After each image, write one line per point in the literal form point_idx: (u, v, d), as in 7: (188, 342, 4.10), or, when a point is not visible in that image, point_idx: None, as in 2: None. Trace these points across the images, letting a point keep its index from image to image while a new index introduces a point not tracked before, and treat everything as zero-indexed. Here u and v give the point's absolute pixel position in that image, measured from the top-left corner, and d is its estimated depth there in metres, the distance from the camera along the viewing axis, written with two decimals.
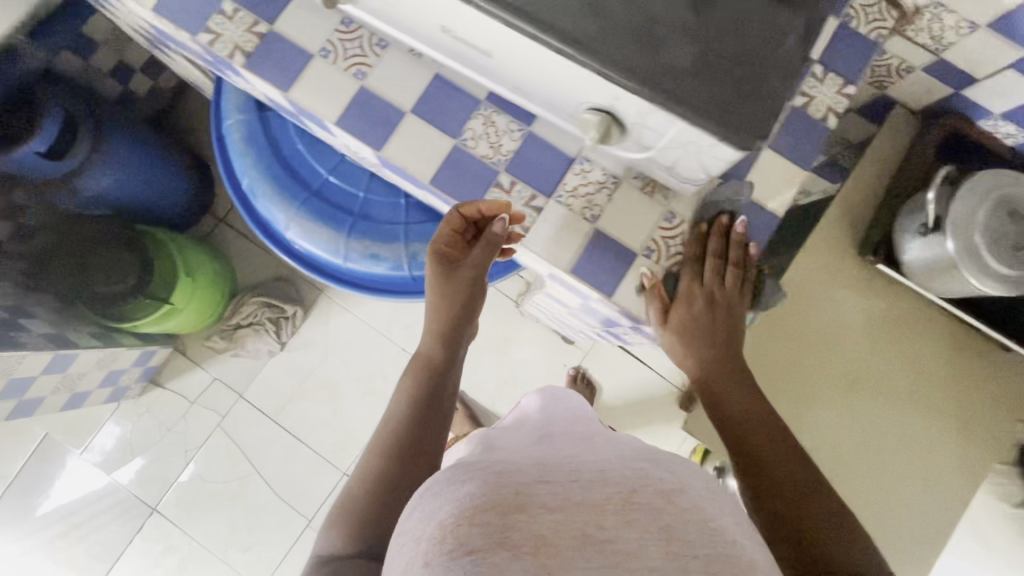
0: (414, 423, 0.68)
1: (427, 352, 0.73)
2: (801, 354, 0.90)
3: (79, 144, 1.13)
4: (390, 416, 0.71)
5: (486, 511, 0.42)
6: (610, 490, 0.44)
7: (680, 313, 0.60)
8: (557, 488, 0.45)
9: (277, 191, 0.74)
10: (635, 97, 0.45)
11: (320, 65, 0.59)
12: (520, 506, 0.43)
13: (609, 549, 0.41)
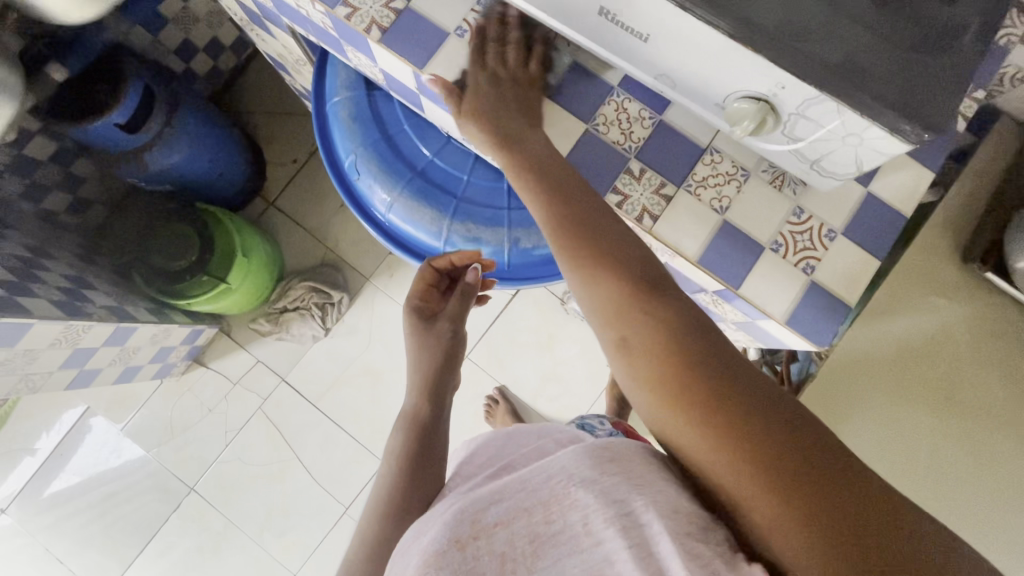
0: (405, 479, 0.63)
1: (410, 408, 0.69)
2: (867, 392, 0.77)
3: (154, 117, 1.13)
4: (381, 480, 0.65)
5: (450, 549, 0.46)
6: (550, 484, 0.46)
7: (474, 93, 0.58)
8: (506, 505, 0.47)
9: (381, 170, 0.74)
10: (809, 86, 0.45)
11: (455, 44, 0.60)
12: (478, 534, 0.47)
13: (557, 545, 0.44)
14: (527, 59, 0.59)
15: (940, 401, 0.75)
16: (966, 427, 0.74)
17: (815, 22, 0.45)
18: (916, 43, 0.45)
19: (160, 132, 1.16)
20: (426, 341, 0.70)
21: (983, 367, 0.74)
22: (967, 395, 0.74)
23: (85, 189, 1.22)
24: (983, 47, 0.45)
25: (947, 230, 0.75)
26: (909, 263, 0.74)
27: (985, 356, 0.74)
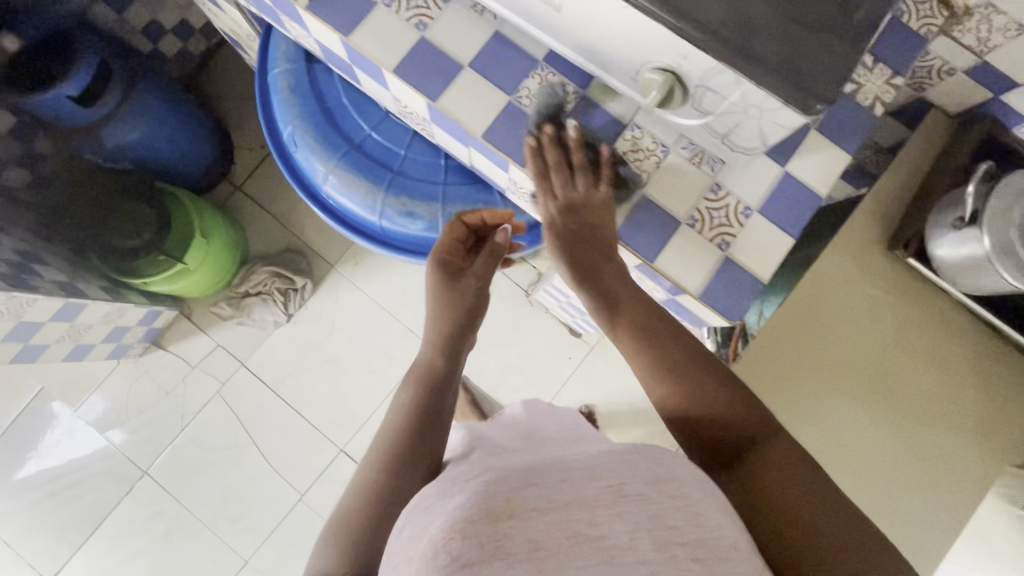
0: (415, 429, 0.60)
1: (427, 362, 0.67)
2: (803, 378, 0.76)
3: (110, 92, 1.13)
4: (384, 432, 0.61)
5: (477, 521, 0.38)
6: (602, 486, 0.42)
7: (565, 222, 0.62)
8: (548, 492, 0.41)
9: (319, 142, 0.74)
10: (708, 56, 0.45)
11: (383, 14, 0.60)
12: (511, 513, 0.39)
13: (602, 549, 0.38)
14: (593, 178, 0.61)
15: (868, 382, 0.76)
16: (892, 413, 0.75)
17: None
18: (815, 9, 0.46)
19: (116, 107, 1.15)
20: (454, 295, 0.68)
21: (905, 352, 0.76)
22: (891, 379, 0.75)
23: (47, 168, 1.16)
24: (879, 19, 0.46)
25: (875, 219, 0.77)
26: (836, 248, 0.76)
27: (906, 340, 0.76)
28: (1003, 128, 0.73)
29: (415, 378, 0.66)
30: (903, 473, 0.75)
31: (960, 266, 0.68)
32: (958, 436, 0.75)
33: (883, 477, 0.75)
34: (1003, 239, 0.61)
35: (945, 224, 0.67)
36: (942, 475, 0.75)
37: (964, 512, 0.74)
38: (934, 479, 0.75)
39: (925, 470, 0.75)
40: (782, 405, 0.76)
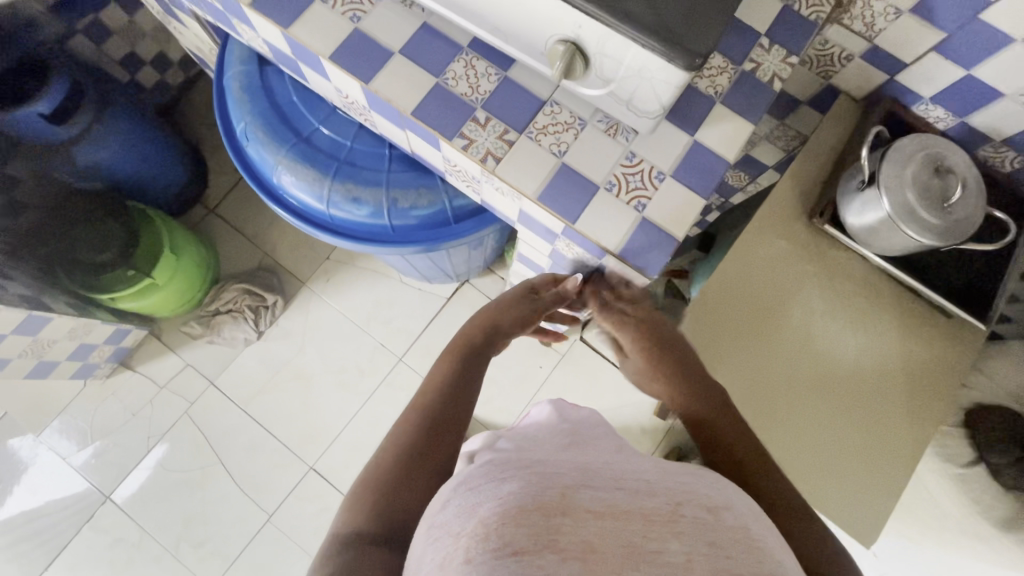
0: (448, 395, 0.63)
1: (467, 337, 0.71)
2: (735, 351, 0.79)
3: (82, 112, 1.18)
4: (423, 399, 0.63)
5: (532, 512, 0.40)
6: (661, 502, 0.43)
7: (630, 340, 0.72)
8: (605, 497, 0.43)
9: (268, 135, 0.79)
10: (596, 22, 0.51)
11: (319, 9, 0.66)
12: (564, 511, 0.41)
13: (650, 561, 0.39)
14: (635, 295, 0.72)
15: (799, 345, 0.79)
16: (820, 383, 0.78)
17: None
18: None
19: (88, 126, 1.20)
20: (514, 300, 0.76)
21: (830, 324, 0.79)
22: (819, 350, 0.79)
23: (24, 193, 1.14)
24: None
25: (797, 194, 0.81)
26: (761, 222, 0.81)
27: (832, 312, 0.80)
28: (904, 108, 0.80)
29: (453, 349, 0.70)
30: (833, 443, 0.77)
31: (871, 230, 0.72)
32: (890, 397, 0.78)
33: (821, 438, 0.77)
34: (898, 198, 0.66)
35: (852, 190, 0.73)
36: (871, 446, 0.77)
37: (894, 481, 0.76)
38: (870, 440, 0.77)
39: (861, 432, 0.77)
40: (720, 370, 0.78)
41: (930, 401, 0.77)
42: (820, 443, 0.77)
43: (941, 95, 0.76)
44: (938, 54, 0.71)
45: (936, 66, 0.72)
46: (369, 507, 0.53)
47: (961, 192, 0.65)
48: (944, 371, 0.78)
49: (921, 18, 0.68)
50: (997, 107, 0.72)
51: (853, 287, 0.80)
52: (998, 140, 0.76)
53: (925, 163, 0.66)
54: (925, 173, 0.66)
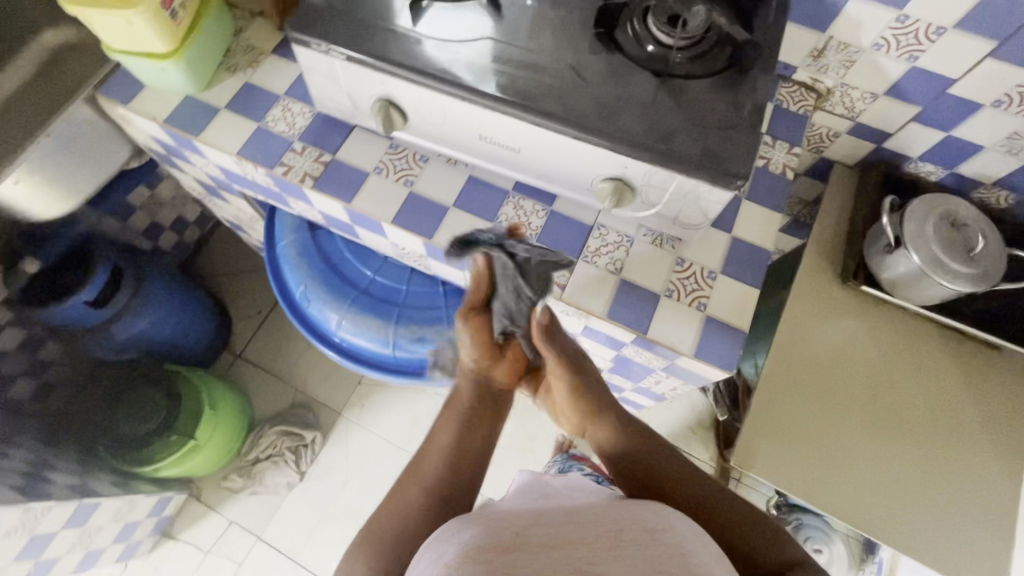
0: (462, 447, 0.61)
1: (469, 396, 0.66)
2: (811, 414, 0.81)
3: (120, 293, 1.22)
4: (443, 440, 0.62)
5: (495, 551, 0.42)
6: (604, 528, 0.45)
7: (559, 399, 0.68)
8: (559, 530, 0.45)
9: (329, 294, 0.83)
10: (643, 163, 0.59)
11: (375, 180, 0.73)
12: (522, 545, 0.43)
13: None
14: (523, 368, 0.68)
15: (871, 404, 0.81)
16: (903, 434, 0.80)
17: (636, 109, 0.60)
18: (703, 109, 0.60)
19: (127, 303, 1.24)
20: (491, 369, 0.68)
21: (897, 372, 0.82)
22: (890, 400, 0.82)
23: (54, 375, 1.12)
24: (760, 106, 0.60)
25: (823, 259, 0.87)
26: (802, 291, 0.86)
27: (894, 360, 0.83)
28: (896, 167, 0.88)
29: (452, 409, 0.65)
30: (932, 499, 0.77)
31: (906, 283, 0.77)
32: (970, 436, 0.80)
33: (921, 494, 0.77)
34: (927, 254, 0.71)
35: (880, 251, 0.78)
36: (964, 489, 0.78)
37: (995, 523, 0.77)
38: (967, 485, 0.78)
39: (956, 479, 0.78)
40: (803, 446, 0.80)
41: (1008, 431, 0.80)
42: (921, 499, 0.77)
43: (927, 154, 0.84)
44: (918, 123, 0.80)
45: (917, 133, 0.81)
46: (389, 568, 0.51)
47: (984, 243, 0.71)
48: (1010, 399, 0.81)
49: (897, 98, 0.78)
50: (980, 157, 0.81)
51: (903, 337, 0.84)
52: (989, 183, 0.84)
53: (942, 219, 0.72)
54: (943, 228, 0.72)
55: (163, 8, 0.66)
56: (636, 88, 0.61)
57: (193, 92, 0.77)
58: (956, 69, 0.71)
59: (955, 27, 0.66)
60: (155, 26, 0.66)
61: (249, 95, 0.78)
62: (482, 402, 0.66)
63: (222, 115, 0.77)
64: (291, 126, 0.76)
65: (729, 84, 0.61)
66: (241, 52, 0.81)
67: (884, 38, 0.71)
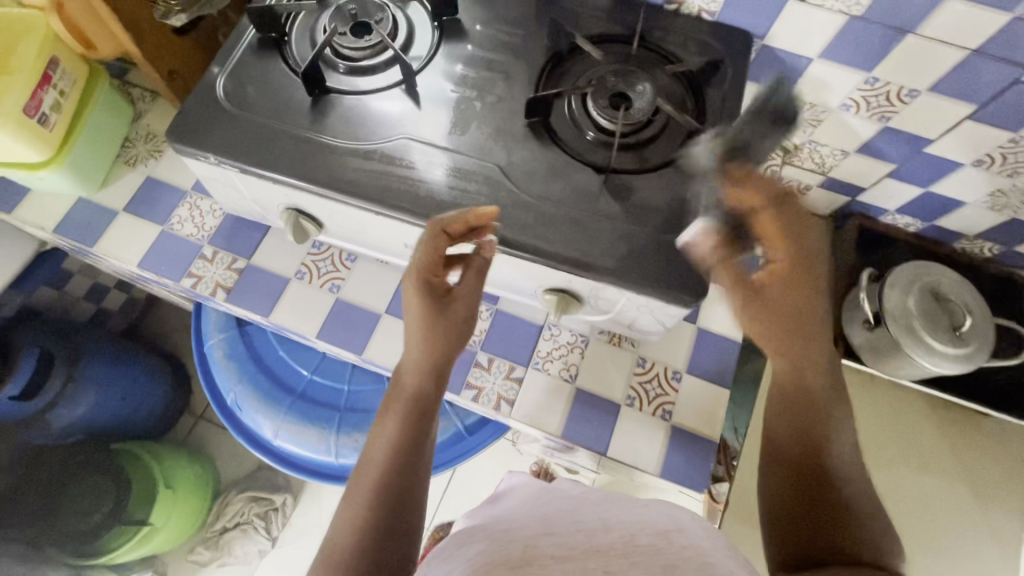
0: (400, 461, 0.52)
1: (413, 392, 0.55)
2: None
3: (52, 381, 1.14)
4: (379, 453, 0.52)
5: (497, 567, 0.37)
6: (613, 536, 0.38)
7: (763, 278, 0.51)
8: (565, 540, 0.38)
9: (263, 401, 0.76)
10: (586, 279, 0.52)
11: (297, 286, 0.65)
12: (529, 560, 0.37)
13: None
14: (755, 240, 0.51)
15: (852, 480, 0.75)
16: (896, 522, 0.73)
17: (576, 215, 0.53)
18: (651, 209, 0.53)
19: (60, 391, 1.15)
20: (447, 335, 0.55)
21: (886, 457, 0.76)
22: (883, 484, 0.75)
23: None
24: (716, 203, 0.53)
25: None
26: None
27: (881, 442, 0.77)
28: (872, 219, 0.82)
29: (395, 408, 0.55)
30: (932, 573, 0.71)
31: (884, 360, 0.71)
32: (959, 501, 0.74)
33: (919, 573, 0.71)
34: (908, 334, 0.65)
35: (857, 324, 0.72)
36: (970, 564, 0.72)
37: None
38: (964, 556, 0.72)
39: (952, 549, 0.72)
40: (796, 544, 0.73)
41: (999, 495, 0.74)
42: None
43: (906, 207, 0.78)
44: (894, 178, 0.73)
45: (894, 188, 0.74)
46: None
47: (971, 320, 0.64)
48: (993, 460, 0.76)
49: (869, 155, 0.71)
50: (962, 212, 0.74)
51: (876, 399, 0.78)
52: (974, 234, 0.77)
53: (924, 293, 0.66)
54: (927, 303, 0.65)
55: (27, 116, 0.58)
56: (576, 188, 0.54)
57: (86, 193, 0.68)
58: (932, 130, 0.64)
59: (929, 90, 0.59)
60: (19, 136, 0.58)
61: (151, 193, 0.69)
62: (425, 398, 0.56)
63: (120, 219, 0.68)
64: (199, 227, 0.68)
65: (682, 176, 0.54)
66: (142, 140, 0.72)
67: (853, 99, 0.64)
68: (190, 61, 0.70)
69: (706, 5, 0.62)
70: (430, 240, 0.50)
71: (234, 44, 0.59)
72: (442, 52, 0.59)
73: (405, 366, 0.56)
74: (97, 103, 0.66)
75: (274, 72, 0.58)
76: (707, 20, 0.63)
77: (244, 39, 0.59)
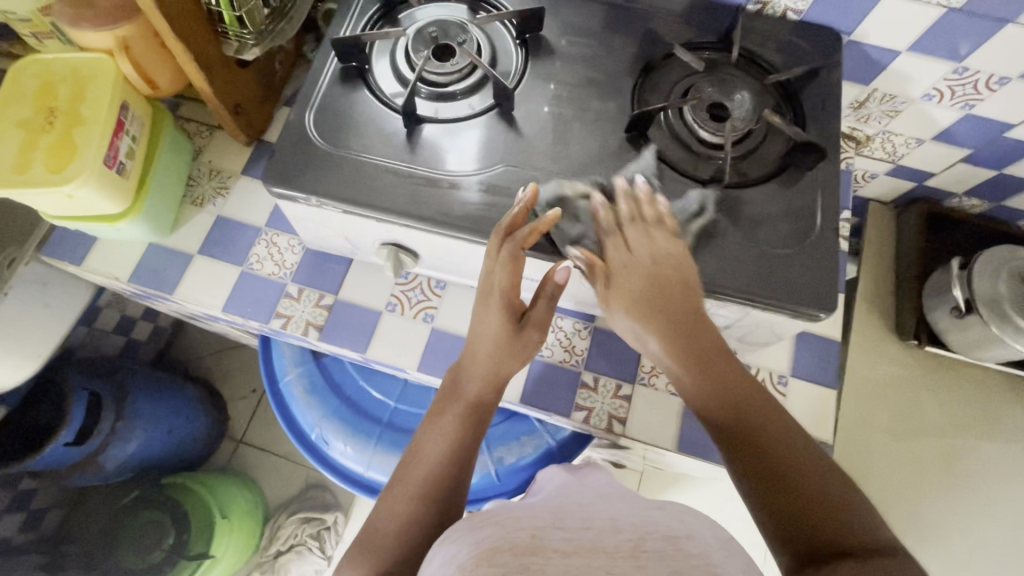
0: (456, 459, 0.52)
1: (471, 396, 0.54)
2: (886, 471, 0.76)
3: (102, 421, 1.10)
4: (434, 453, 0.52)
5: (502, 556, 0.33)
6: (621, 537, 0.34)
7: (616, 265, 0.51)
8: (574, 534, 0.34)
9: (350, 435, 0.75)
10: (710, 298, 0.51)
11: (390, 319, 0.64)
12: (534, 551, 0.33)
13: None
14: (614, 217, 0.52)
15: (942, 470, 0.76)
16: (978, 506, 0.76)
17: (694, 232, 0.52)
18: (767, 221, 0.52)
19: (112, 429, 1.12)
20: (514, 354, 0.55)
21: (974, 443, 0.77)
22: (970, 469, 0.76)
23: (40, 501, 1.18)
24: (828, 211, 0.53)
25: (874, 313, 0.81)
26: (854, 353, 0.80)
27: (962, 425, 0.77)
28: (940, 203, 0.82)
29: (450, 409, 0.54)
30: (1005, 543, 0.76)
31: (972, 345, 0.71)
32: None
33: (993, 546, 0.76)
34: (1004, 320, 0.65)
35: (946, 312, 0.72)
36: None
37: None
38: None
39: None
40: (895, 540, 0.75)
41: None
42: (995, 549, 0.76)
43: (977, 188, 0.78)
44: (968, 162, 0.73)
45: (968, 171, 0.75)
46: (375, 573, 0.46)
47: None
48: None
49: (945, 142, 0.71)
50: None
51: (955, 385, 0.78)
52: None
53: (1014, 277, 0.66)
54: (1018, 287, 0.65)
55: (108, 166, 0.55)
56: (687, 204, 0.53)
57: (158, 238, 0.66)
58: (1016, 115, 0.64)
59: (1021, 77, 0.59)
60: (103, 190, 0.55)
61: (224, 232, 0.67)
62: (484, 403, 0.55)
63: (195, 262, 0.66)
64: (280, 264, 0.66)
65: (791, 189, 0.54)
66: (206, 178, 0.70)
67: (938, 89, 0.64)
68: (254, 96, 0.67)
69: (793, 5, 0.60)
70: (508, 256, 0.49)
71: (316, 76, 0.57)
72: (531, 71, 0.58)
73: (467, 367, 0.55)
74: (165, 145, 0.63)
75: (363, 103, 0.56)
76: (794, 19, 0.61)
77: (327, 69, 0.57)
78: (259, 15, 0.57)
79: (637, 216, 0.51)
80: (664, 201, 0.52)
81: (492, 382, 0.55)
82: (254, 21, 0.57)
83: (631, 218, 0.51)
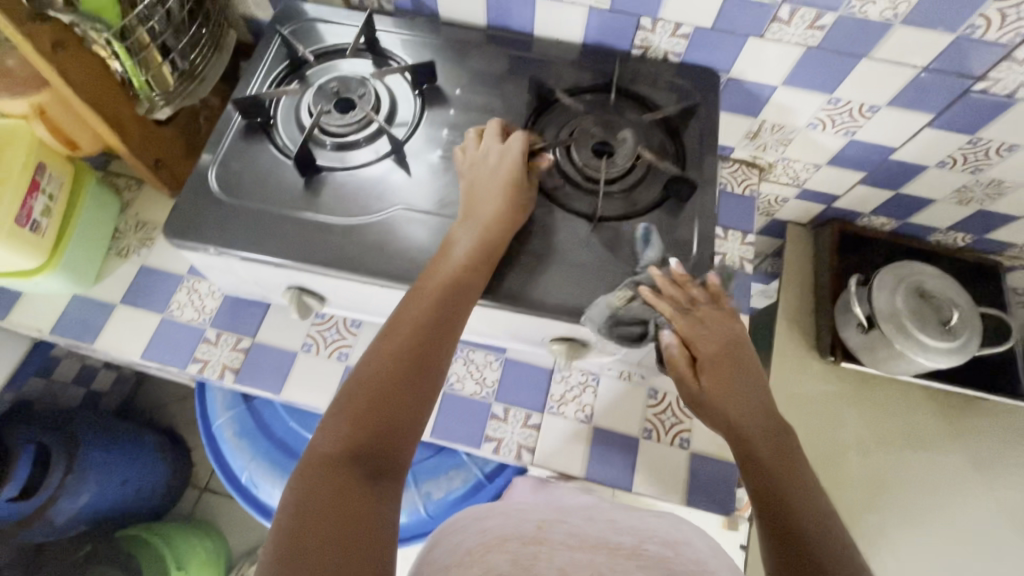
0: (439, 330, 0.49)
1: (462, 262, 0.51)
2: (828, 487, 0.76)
3: (50, 475, 1.10)
4: (422, 319, 0.49)
5: None
6: None
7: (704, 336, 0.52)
8: None
9: (279, 476, 0.76)
10: (590, 327, 0.53)
11: (305, 358, 0.65)
12: None
13: None
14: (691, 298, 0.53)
15: (867, 482, 0.76)
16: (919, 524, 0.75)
17: (578, 265, 0.54)
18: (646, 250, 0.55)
19: (61, 483, 1.11)
20: (503, 222, 0.53)
21: (900, 455, 0.77)
22: (895, 481, 0.76)
23: None
24: (704, 240, 0.55)
25: (796, 332, 0.83)
26: (779, 370, 0.81)
27: (885, 437, 0.78)
28: (849, 223, 0.85)
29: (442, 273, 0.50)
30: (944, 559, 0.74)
31: (881, 360, 0.73)
32: (968, 489, 0.76)
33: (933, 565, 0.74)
34: (901, 332, 0.67)
35: (854, 329, 0.74)
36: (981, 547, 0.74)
37: None
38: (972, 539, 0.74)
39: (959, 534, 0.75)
40: None
41: (1003, 476, 0.77)
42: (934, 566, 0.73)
43: (879, 209, 0.81)
44: (865, 185, 0.77)
45: (867, 192, 0.78)
46: (351, 433, 0.43)
47: (957, 314, 0.67)
48: (994, 445, 0.78)
49: (840, 167, 0.75)
50: (932, 208, 0.77)
51: (877, 396, 0.80)
52: (946, 228, 0.80)
53: (910, 291, 0.69)
54: (914, 301, 0.68)
55: (19, 225, 0.58)
56: (569, 238, 0.55)
57: (81, 290, 0.68)
58: (895, 139, 0.67)
59: (888, 105, 0.63)
60: (12, 247, 0.58)
61: (147, 282, 0.69)
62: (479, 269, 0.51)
63: (117, 311, 0.68)
64: (200, 310, 0.68)
65: (668, 219, 0.56)
66: (131, 230, 0.72)
67: (819, 118, 0.67)
68: (176, 152, 0.71)
69: (672, 48, 0.64)
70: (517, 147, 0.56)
71: (222, 131, 0.60)
72: (427, 120, 0.62)
73: (465, 232, 0.52)
74: (85, 202, 0.66)
75: (265, 156, 0.59)
76: (674, 61, 0.65)
77: (231, 126, 0.60)
78: (166, 77, 0.60)
79: (694, 303, 0.53)
80: (713, 278, 0.54)
81: (484, 255, 0.51)
82: (162, 83, 0.60)
83: (692, 301, 0.53)
